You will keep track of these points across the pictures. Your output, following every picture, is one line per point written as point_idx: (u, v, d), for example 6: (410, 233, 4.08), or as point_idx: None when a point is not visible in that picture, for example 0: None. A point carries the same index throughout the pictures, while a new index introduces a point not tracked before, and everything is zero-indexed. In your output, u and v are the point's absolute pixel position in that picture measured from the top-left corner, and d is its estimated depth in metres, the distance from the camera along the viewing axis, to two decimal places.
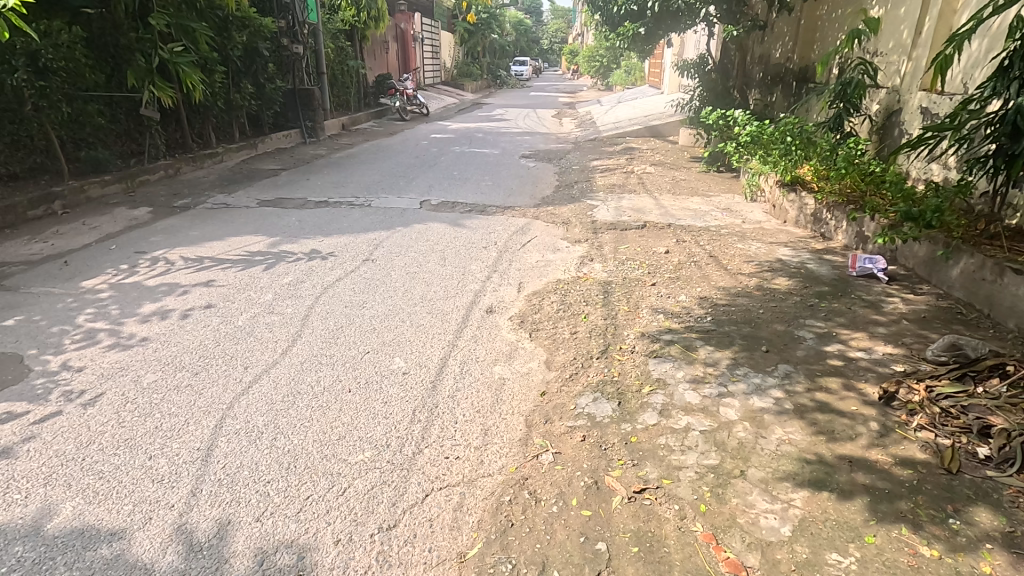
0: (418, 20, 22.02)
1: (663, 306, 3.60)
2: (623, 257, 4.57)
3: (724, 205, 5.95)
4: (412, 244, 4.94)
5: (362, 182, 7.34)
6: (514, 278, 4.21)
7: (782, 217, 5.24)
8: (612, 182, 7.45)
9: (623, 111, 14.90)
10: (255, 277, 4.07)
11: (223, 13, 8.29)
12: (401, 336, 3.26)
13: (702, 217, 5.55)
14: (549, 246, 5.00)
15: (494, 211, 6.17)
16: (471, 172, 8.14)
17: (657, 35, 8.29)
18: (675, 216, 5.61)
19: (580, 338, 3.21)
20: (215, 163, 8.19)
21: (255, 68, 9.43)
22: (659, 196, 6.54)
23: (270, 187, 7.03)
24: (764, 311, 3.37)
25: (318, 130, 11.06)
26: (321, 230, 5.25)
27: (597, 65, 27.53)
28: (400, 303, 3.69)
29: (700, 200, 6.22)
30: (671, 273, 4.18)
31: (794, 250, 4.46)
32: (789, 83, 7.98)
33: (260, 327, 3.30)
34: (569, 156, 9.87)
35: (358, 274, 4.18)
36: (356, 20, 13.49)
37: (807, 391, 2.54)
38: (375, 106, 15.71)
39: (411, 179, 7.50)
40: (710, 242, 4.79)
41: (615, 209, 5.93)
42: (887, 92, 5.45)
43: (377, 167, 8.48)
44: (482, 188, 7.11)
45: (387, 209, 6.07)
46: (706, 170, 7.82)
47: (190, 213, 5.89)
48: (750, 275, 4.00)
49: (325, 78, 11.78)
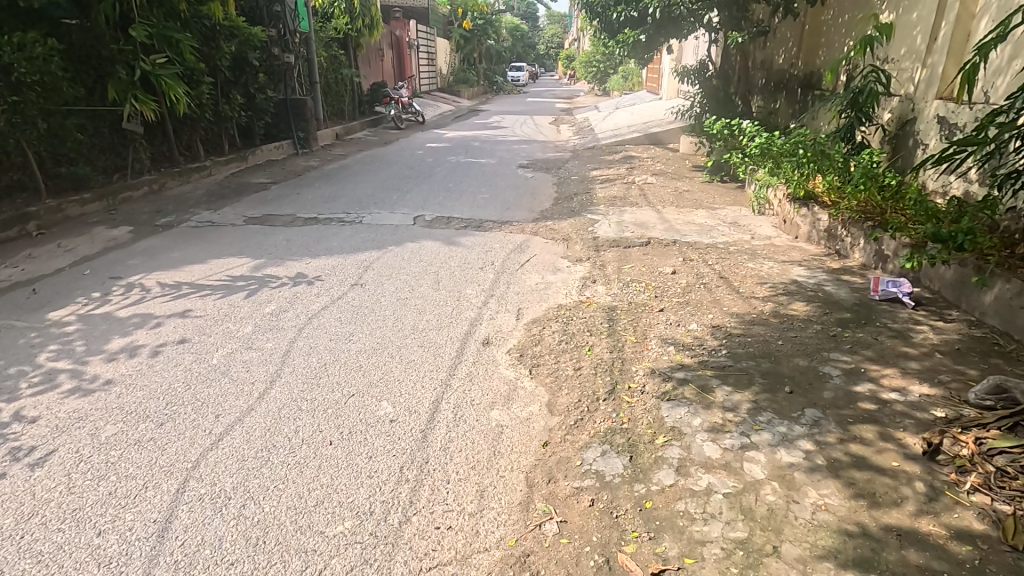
0: (414, 26, 21.85)
1: (673, 336, 3.34)
2: (627, 278, 4.32)
3: (730, 219, 5.71)
4: (405, 265, 4.68)
5: (354, 196, 7.09)
6: (512, 303, 3.95)
7: (794, 233, 5.00)
8: (612, 193, 7.21)
9: (622, 117, 14.69)
10: (236, 306, 3.80)
11: (210, 23, 8.04)
12: (389, 375, 3.00)
13: (708, 232, 5.31)
14: (548, 265, 4.75)
15: (491, 226, 5.92)
16: (467, 184, 7.90)
17: (658, 41, 8.07)
18: (680, 232, 5.36)
19: (585, 376, 2.95)
20: (202, 177, 7.93)
21: (244, 78, 9.19)
22: (662, 209, 6.29)
23: (258, 202, 6.77)
24: (783, 342, 3.12)
25: (310, 140, 10.82)
26: (309, 251, 4.99)
27: (594, 71, 27.40)
28: (390, 336, 3.43)
29: (705, 214, 5.98)
30: (679, 296, 3.92)
31: (809, 270, 4.20)
32: (794, 89, 7.75)
33: (235, 367, 3.03)
34: (568, 166, 9.64)
35: (345, 301, 3.92)
36: (350, 28, 13.29)
37: (840, 442, 2.28)
38: (370, 114, 15.49)
39: (404, 192, 7.25)
40: (718, 260, 4.54)
41: (618, 225, 5.68)
42: (900, 101, 5.21)
43: (370, 180, 8.24)
44: (478, 202, 6.86)
45: (379, 226, 5.82)
46: (709, 180, 7.58)
47: (172, 232, 5.62)
48: (764, 299, 3.74)
49: (318, 87, 11.55)
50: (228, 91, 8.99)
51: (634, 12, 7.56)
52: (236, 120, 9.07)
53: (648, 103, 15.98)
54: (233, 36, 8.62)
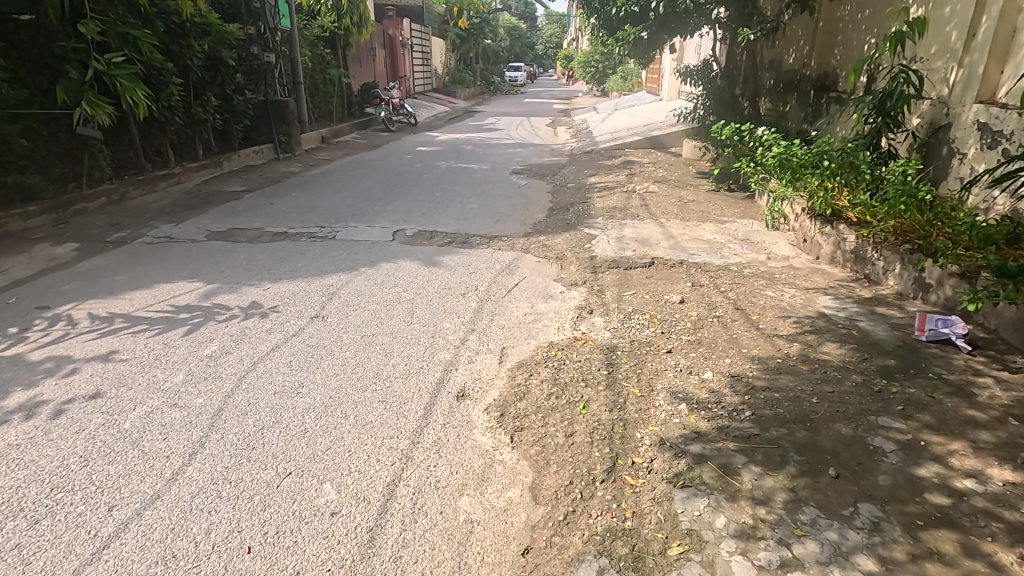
0: (408, 25, 21.29)
1: (684, 388, 2.80)
2: (628, 309, 3.78)
3: (742, 235, 5.18)
4: (376, 291, 4.12)
5: (332, 207, 6.54)
6: (496, 340, 3.41)
7: (815, 254, 4.47)
8: (611, 204, 6.67)
9: (621, 119, 14.15)
10: (171, 345, 3.25)
11: (179, 20, 7.54)
12: (338, 445, 2.45)
13: (718, 251, 4.77)
14: (539, 291, 4.21)
15: (478, 242, 5.39)
16: (456, 193, 7.36)
17: (661, 39, 7.54)
18: (688, 250, 4.83)
19: (578, 446, 2.41)
20: (170, 185, 7.38)
21: (220, 79, 8.66)
22: (666, 222, 5.76)
23: (226, 214, 6.22)
24: (818, 399, 2.58)
25: (293, 144, 10.27)
26: (270, 273, 4.43)
27: (593, 71, 26.88)
28: (347, 388, 2.87)
29: (714, 229, 5.44)
30: (689, 333, 3.39)
31: (837, 301, 3.66)
32: (806, 91, 7.23)
33: (150, 433, 2.47)
34: (564, 171, 9.11)
35: (301, 339, 3.36)
36: (338, 26, 12.75)
37: (911, 559, 1.73)
38: (361, 115, 14.95)
39: (387, 203, 6.71)
40: (732, 287, 4.01)
41: (618, 241, 5.14)
42: (931, 104, 4.67)
43: (353, 187, 7.69)
44: (466, 214, 6.32)
45: (354, 243, 5.27)
46: (715, 189, 7.03)
47: (124, 250, 5.07)
48: (788, 338, 3.21)
49: (303, 88, 11.01)
50: (202, 92, 8.46)
51: (636, 7, 7.03)
52: (211, 124, 8.53)
53: (648, 104, 15.45)
54: (206, 34, 8.11)
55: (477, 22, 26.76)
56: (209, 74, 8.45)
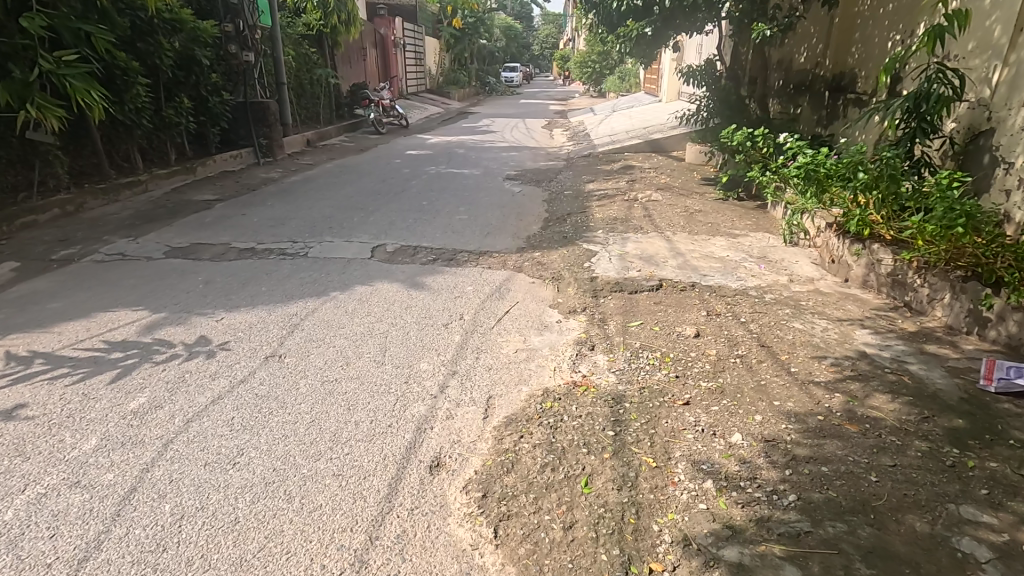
0: (399, 24, 20.71)
1: (709, 458, 2.28)
2: (635, 345, 3.27)
3: (758, 252, 4.67)
4: (346, 322, 3.59)
5: (308, 218, 6.01)
6: (481, 387, 2.88)
7: (843, 275, 3.97)
8: (611, 214, 6.16)
9: (618, 121, 13.65)
10: (93, 396, 2.72)
11: (146, 16, 7.01)
12: (274, 544, 1.91)
13: (733, 270, 4.26)
14: (533, 320, 3.69)
15: (466, 259, 4.89)
16: (445, 202, 6.85)
17: (665, 36, 7.02)
18: (699, 270, 4.31)
19: (579, 544, 1.89)
20: (136, 193, 6.83)
21: (194, 79, 8.11)
22: (673, 236, 5.25)
23: (191, 226, 5.68)
24: (877, 476, 2.08)
25: (274, 148, 9.72)
26: (228, 300, 3.89)
27: (589, 72, 26.34)
28: (295, 457, 2.33)
29: (725, 244, 4.95)
30: (708, 377, 2.87)
31: (878, 335, 3.16)
32: (820, 92, 6.73)
33: (34, 528, 1.94)
34: (560, 177, 8.62)
35: (249, 386, 2.83)
36: (324, 24, 12.22)
37: None
38: (350, 117, 14.44)
39: (368, 214, 6.19)
40: (753, 317, 3.49)
41: (621, 259, 4.63)
42: (970, 107, 4.17)
43: (334, 196, 7.17)
44: (454, 226, 5.81)
45: (328, 260, 4.75)
46: (723, 197, 6.53)
47: (68, 270, 4.53)
48: (828, 387, 2.70)
49: (285, 89, 10.47)
50: (173, 93, 7.93)
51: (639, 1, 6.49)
52: (184, 127, 8.00)
53: (647, 106, 14.96)
54: (177, 31, 7.57)
55: (472, 22, 26.31)
56: (181, 74, 7.92)
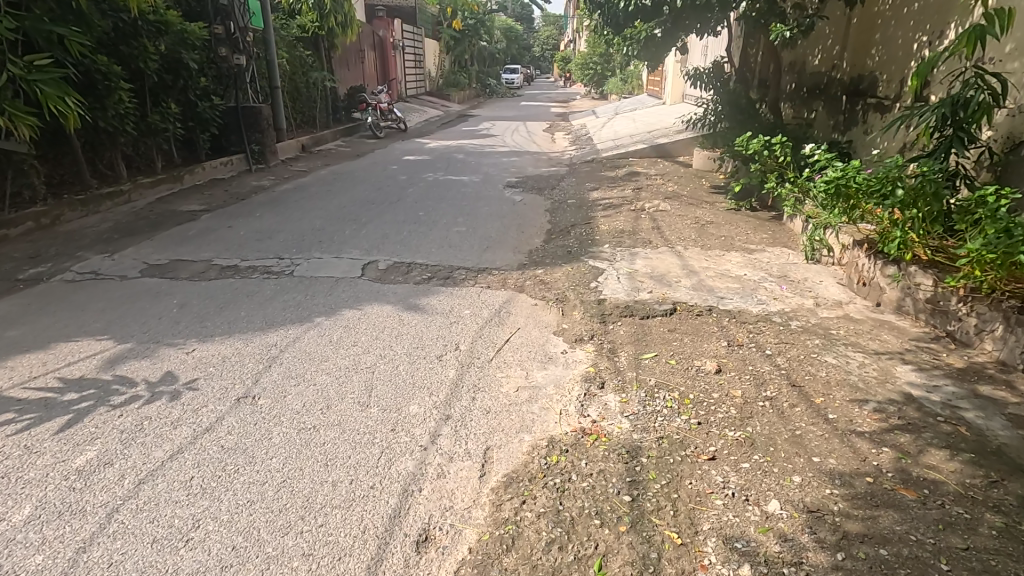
0: (398, 25, 20.40)
1: (743, 533, 1.95)
2: (649, 383, 2.93)
3: (777, 270, 4.34)
4: (330, 354, 3.26)
5: (297, 232, 5.69)
6: (478, 436, 2.55)
7: (874, 299, 3.64)
8: (618, 226, 5.83)
9: (621, 125, 13.33)
10: (34, 450, 2.38)
11: (129, 17, 6.70)
12: None
13: (752, 292, 3.93)
14: (535, 351, 3.36)
15: (464, 278, 4.57)
16: (442, 212, 6.52)
17: (675, 38, 6.70)
18: (716, 291, 3.98)
19: None
20: (118, 204, 6.51)
21: (181, 84, 7.79)
22: (684, 252, 4.91)
23: (173, 241, 5.36)
24: (949, 564, 1.74)
25: (266, 154, 9.41)
26: (202, 327, 3.56)
27: (591, 73, 26.02)
28: (259, 532, 2.00)
29: (741, 261, 4.61)
30: (734, 425, 2.54)
31: (922, 372, 2.83)
32: (837, 96, 6.40)
33: None
34: (563, 184, 8.30)
35: (215, 437, 2.50)
36: (320, 26, 11.92)
37: None
38: (347, 121, 14.13)
39: (361, 226, 5.87)
40: (779, 349, 3.16)
41: (630, 278, 4.30)
42: (1010, 114, 3.84)
43: (326, 206, 6.84)
44: (451, 239, 5.49)
45: (315, 279, 4.42)
46: (735, 208, 6.20)
47: (35, 291, 4.20)
48: (874, 439, 2.36)
49: (279, 93, 10.16)
50: (160, 98, 7.62)
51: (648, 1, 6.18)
52: (171, 134, 7.70)
53: (650, 108, 14.64)
54: (162, 33, 7.26)
55: (473, 23, 26.03)
56: (168, 78, 7.59)
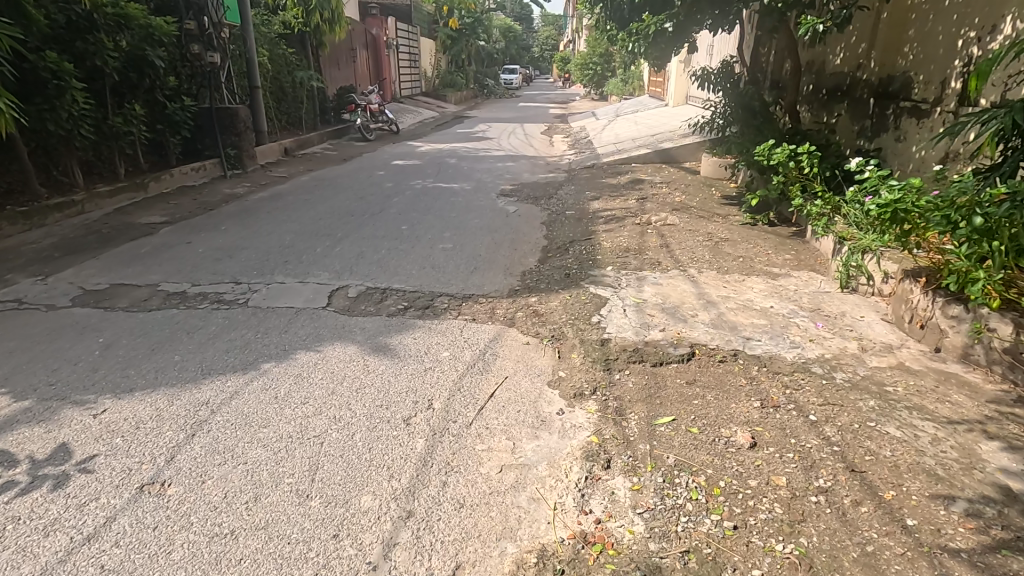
0: (391, 23, 19.81)
1: None
2: (667, 463, 2.33)
3: (808, 302, 3.74)
4: (271, 417, 2.64)
5: (263, 249, 5.08)
6: (445, 548, 1.94)
7: (932, 343, 3.03)
8: (622, 244, 5.22)
9: (622, 128, 12.72)
10: None
11: (83, 10, 6.10)
12: None
13: (783, 332, 3.32)
14: (525, 412, 2.74)
15: (446, 308, 3.97)
16: (427, 225, 5.91)
17: (685, 34, 6.07)
18: (739, 331, 3.37)
19: None
20: (70, 217, 5.91)
21: (146, 83, 7.18)
22: (699, 277, 4.31)
23: (120, 261, 4.75)
24: None
25: (243, 158, 8.80)
26: (123, 376, 2.95)
27: (591, 74, 25.34)
28: None
29: (764, 290, 4.01)
30: (781, 533, 1.93)
31: (1017, 453, 2.22)
32: (862, 99, 5.82)
33: None
34: (561, 192, 7.70)
35: (95, 553, 1.88)
36: (305, 23, 11.39)
37: None
38: (336, 123, 13.54)
39: (335, 242, 5.26)
40: (826, 414, 2.55)
41: (638, 311, 3.68)
42: None
43: (301, 217, 6.23)
44: (433, 259, 4.88)
45: (273, 310, 3.81)
46: (751, 222, 5.60)
47: None
48: (977, 565, 1.75)
49: (259, 93, 9.54)
50: (123, 99, 6.99)
51: None
52: (136, 137, 7.08)
53: (653, 110, 14.01)
54: (123, 27, 6.65)
55: (469, 22, 25.48)
56: (132, 77, 6.95)
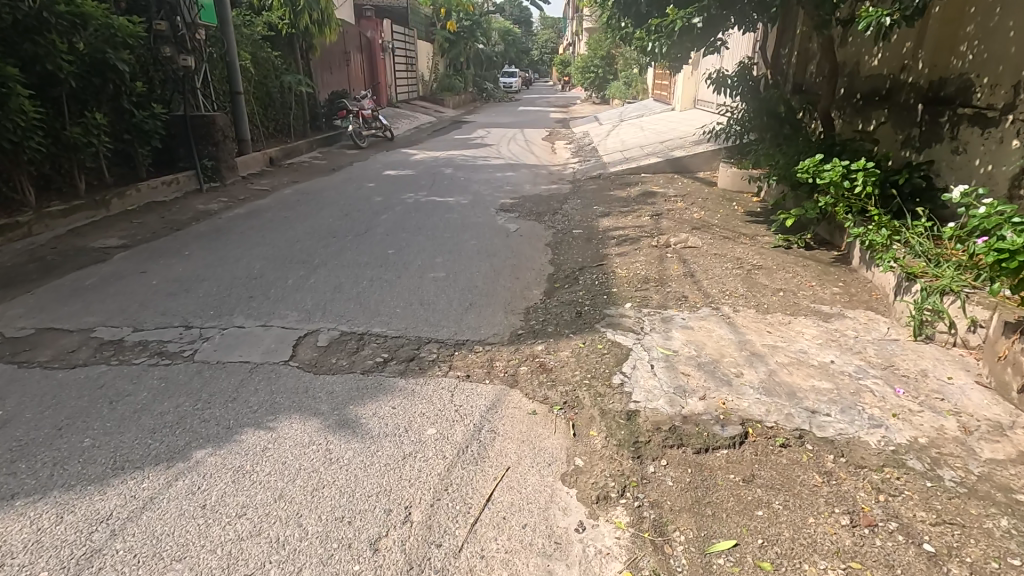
0: (387, 26, 19.29)
1: None
2: None
3: (877, 356, 3.06)
4: (190, 544, 1.94)
5: (226, 281, 4.40)
6: None
7: None
8: (639, 272, 4.54)
9: (629, 133, 12.04)
10: None
11: (33, 8, 5.45)
12: None
13: (856, 402, 2.63)
14: (533, 528, 2.06)
15: (436, 361, 3.30)
16: (417, 248, 5.25)
17: (712, 30, 5.40)
18: (800, 400, 2.68)
19: None
20: (15, 240, 5.25)
21: (111, 88, 6.52)
22: (735, 318, 3.63)
23: (57, 297, 4.08)
24: None
25: (221, 170, 8.13)
26: (8, 474, 2.26)
27: (591, 77, 24.50)
28: None
29: (818, 337, 3.32)
30: None
31: None
32: (907, 104, 5.16)
33: None
34: (566, 207, 7.03)
35: None
36: (294, 24, 10.74)
37: None
38: (327, 130, 12.90)
39: (311, 271, 4.59)
40: (946, 543, 1.86)
41: (669, 370, 3.00)
42: None
43: (276, 239, 5.56)
44: (423, 292, 4.22)
45: (223, 365, 3.12)
46: (782, 245, 4.93)
47: None
48: None
49: (240, 98, 8.93)
50: (84, 106, 6.33)
51: None
52: (98, 149, 6.42)
53: (661, 115, 13.31)
54: (82, 27, 6.00)
55: (467, 25, 24.93)
56: (94, 83, 6.30)
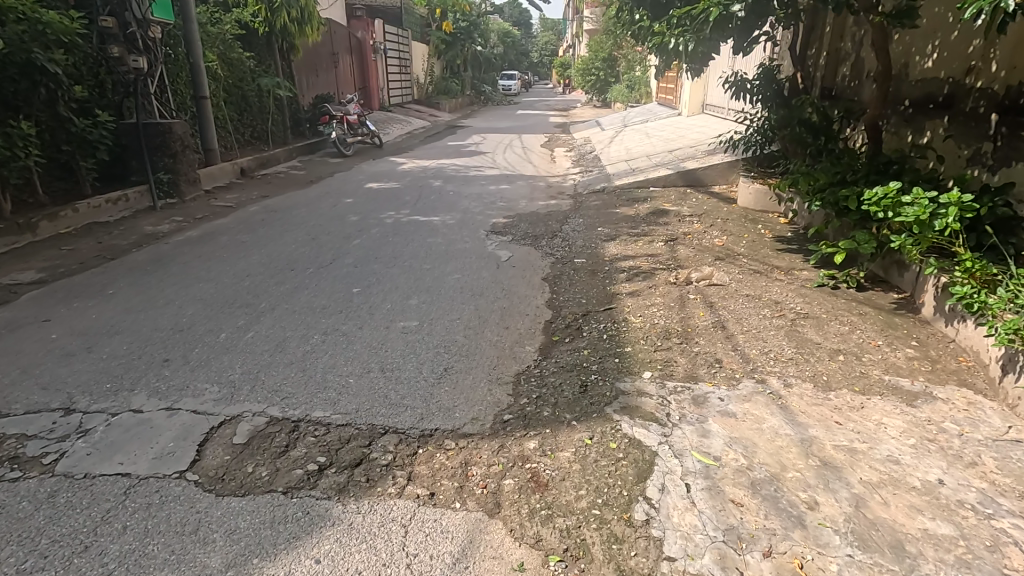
0: (380, 27, 18.46)
1: None
2: None
3: (1004, 474, 2.19)
4: None
5: (143, 335, 3.53)
6: None
7: None
8: (658, 323, 3.67)
9: (634, 140, 11.18)
10: None
11: None
12: None
13: (1002, 571, 1.77)
14: None
15: (388, 468, 2.41)
16: (388, 286, 4.38)
17: (746, 22, 4.50)
18: (913, 561, 1.82)
19: None
20: None
21: (43, 93, 5.68)
22: (789, 398, 2.76)
23: None
24: None
25: (180, 183, 7.26)
26: None
27: (592, 79, 23.60)
28: None
29: (909, 435, 2.44)
30: None
31: None
32: (976, 113, 4.28)
33: None
34: (567, 227, 6.16)
35: None
36: (271, 23, 9.92)
37: None
38: (310, 136, 12.04)
39: (252, 321, 3.72)
40: None
41: (712, 496, 2.13)
42: None
43: (222, 272, 4.69)
44: (386, 352, 3.34)
45: (92, 481, 2.25)
46: (827, 286, 4.08)
47: None
48: None
49: (207, 104, 8.06)
50: (10, 114, 5.48)
51: None
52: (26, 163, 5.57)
53: (667, 121, 12.50)
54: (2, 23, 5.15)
55: (465, 26, 23.99)
56: (21, 86, 5.45)
